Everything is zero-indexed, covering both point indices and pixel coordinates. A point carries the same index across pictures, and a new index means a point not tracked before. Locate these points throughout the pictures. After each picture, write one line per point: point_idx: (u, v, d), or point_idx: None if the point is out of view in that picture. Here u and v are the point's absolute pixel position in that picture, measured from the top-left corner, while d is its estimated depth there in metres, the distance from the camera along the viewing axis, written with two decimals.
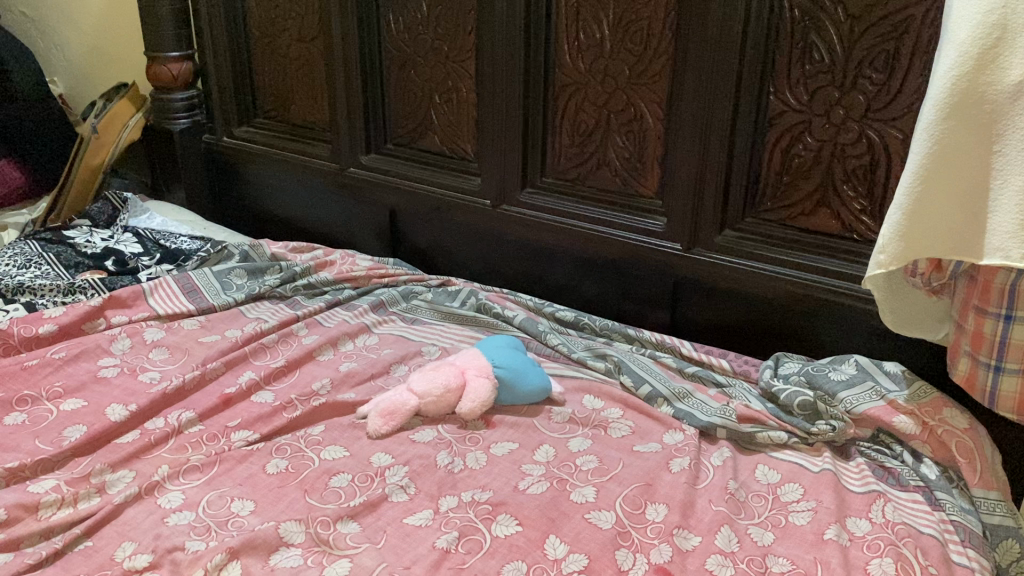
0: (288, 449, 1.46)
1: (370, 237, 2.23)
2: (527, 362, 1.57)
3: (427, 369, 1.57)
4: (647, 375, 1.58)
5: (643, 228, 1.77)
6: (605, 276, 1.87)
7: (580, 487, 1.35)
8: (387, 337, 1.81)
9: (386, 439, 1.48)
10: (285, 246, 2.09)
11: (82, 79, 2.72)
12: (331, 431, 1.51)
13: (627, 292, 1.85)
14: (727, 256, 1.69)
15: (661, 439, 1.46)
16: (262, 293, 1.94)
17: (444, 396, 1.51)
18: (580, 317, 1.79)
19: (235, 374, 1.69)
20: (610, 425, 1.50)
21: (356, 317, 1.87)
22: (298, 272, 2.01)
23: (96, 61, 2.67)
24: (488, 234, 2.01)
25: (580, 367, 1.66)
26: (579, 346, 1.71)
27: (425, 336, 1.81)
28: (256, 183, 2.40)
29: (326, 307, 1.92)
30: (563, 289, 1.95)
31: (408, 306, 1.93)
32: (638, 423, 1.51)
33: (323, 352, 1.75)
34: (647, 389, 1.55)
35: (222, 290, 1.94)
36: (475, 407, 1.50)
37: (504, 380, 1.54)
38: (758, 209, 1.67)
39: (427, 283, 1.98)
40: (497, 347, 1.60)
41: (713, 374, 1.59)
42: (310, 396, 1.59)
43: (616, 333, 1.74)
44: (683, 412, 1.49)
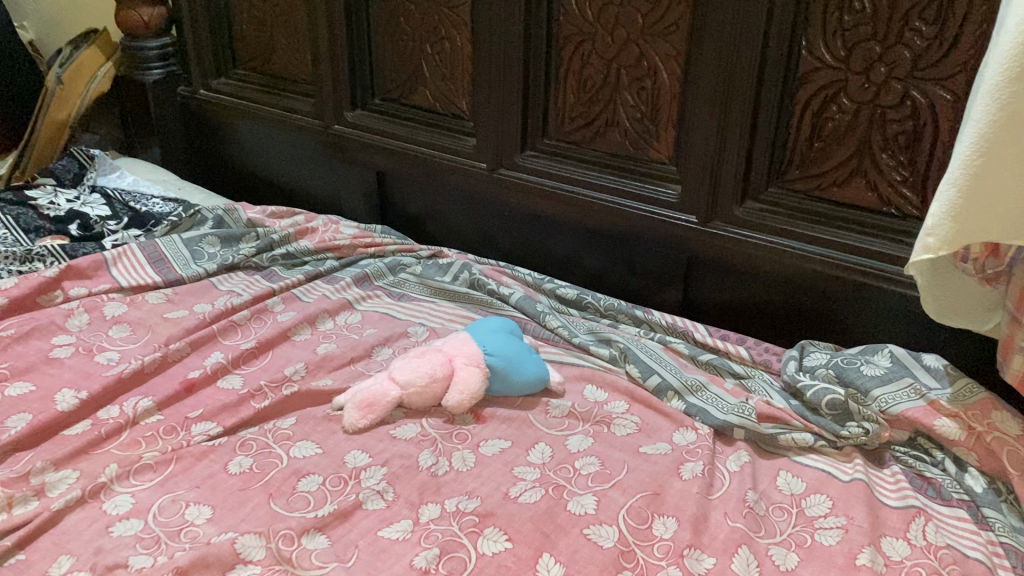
0: (254, 446, 1.31)
1: (357, 200, 2.06)
2: (523, 350, 1.42)
3: (411, 355, 1.41)
4: (656, 365, 1.41)
5: (654, 198, 1.59)
6: (611, 249, 1.70)
7: (579, 497, 1.19)
8: (370, 315, 1.65)
9: (364, 434, 1.33)
10: (263, 211, 1.92)
11: (53, 23, 2.52)
12: (303, 423, 1.35)
13: (636, 268, 1.68)
14: (748, 231, 1.52)
15: (671, 439, 1.30)
16: (237, 263, 1.78)
17: (429, 387, 1.36)
18: (583, 296, 1.63)
19: (202, 355, 1.53)
20: (614, 422, 1.34)
21: (337, 292, 1.71)
22: (276, 240, 1.84)
23: (69, 7, 2.48)
24: (484, 200, 1.84)
25: (582, 353, 1.49)
26: (581, 329, 1.55)
27: (412, 314, 1.65)
28: (235, 139, 2.22)
29: (306, 280, 1.76)
30: (565, 263, 1.78)
31: (395, 280, 1.76)
32: (645, 419, 1.35)
33: (300, 332, 1.60)
34: (656, 380, 1.39)
35: (192, 259, 1.77)
36: (462, 399, 1.35)
37: (496, 369, 1.38)
38: (783, 179, 1.49)
39: (416, 254, 1.82)
40: (487, 333, 1.43)
41: (730, 363, 1.43)
42: (282, 383, 1.44)
43: (624, 314, 1.58)
44: (696, 408, 1.34)
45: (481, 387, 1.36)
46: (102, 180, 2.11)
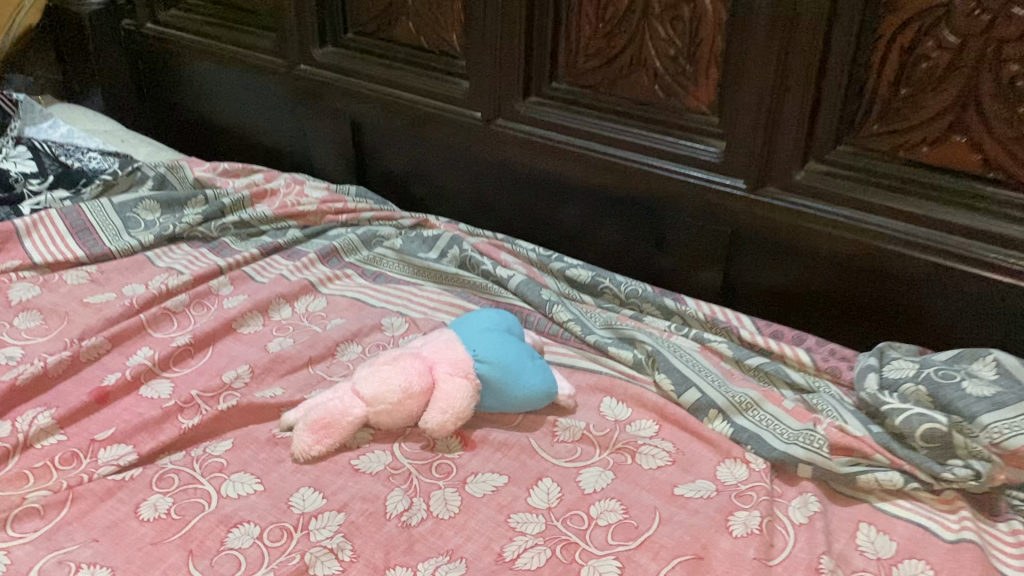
0: (175, 481, 1.02)
1: (330, 155, 1.74)
2: (523, 354, 1.11)
3: (380, 360, 1.10)
4: (693, 374, 1.10)
5: (691, 158, 1.27)
6: (633, 220, 1.39)
7: (597, 564, 0.89)
8: (337, 300, 1.34)
9: (318, 466, 1.04)
10: (213, 169, 1.61)
11: None
12: (242, 450, 1.06)
13: (664, 245, 1.37)
14: (809, 201, 1.20)
15: (714, 476, 1.00)
16: (178, 234, 1.47)
17: (402, 403, 1.06)
18: (599, 279, 1.33)
19: (125, 353, 1.23)
20: (641, 450, 1.04)
21: (296, 271, 1.40)
22: (227, 206, 1.52)
23: None
24: (478, 158, 1.52)
25: (599, 355, 1.19)
26: (597, 322, 1.25)
27: (389, 300, 1.34)
28: (191, 82, 1.89)
29: (261, 256, 1.45)
30: (576, 236, 1.47)
31: (370, 256, 1.45)
32: (681, 446, 1.05)
33: (249, 323, 1.29)
34: (694, 395, 1.08)
35: (124, 229, 1.46)
36: (443, 422, 1.05)
37: (488, 381, 1.08)
38: (856, 134, 1.16)
39: (397, 223, 1.50)
40: (475, 334, 1.12)
41: (786, 369, 1.14)
42: (219, 393, 1.15)
43: (649, 303, 1.28)
44: (747, 433, 1.04)
45: (468, 404, 1.07)
46: (30, 130, 1.78)
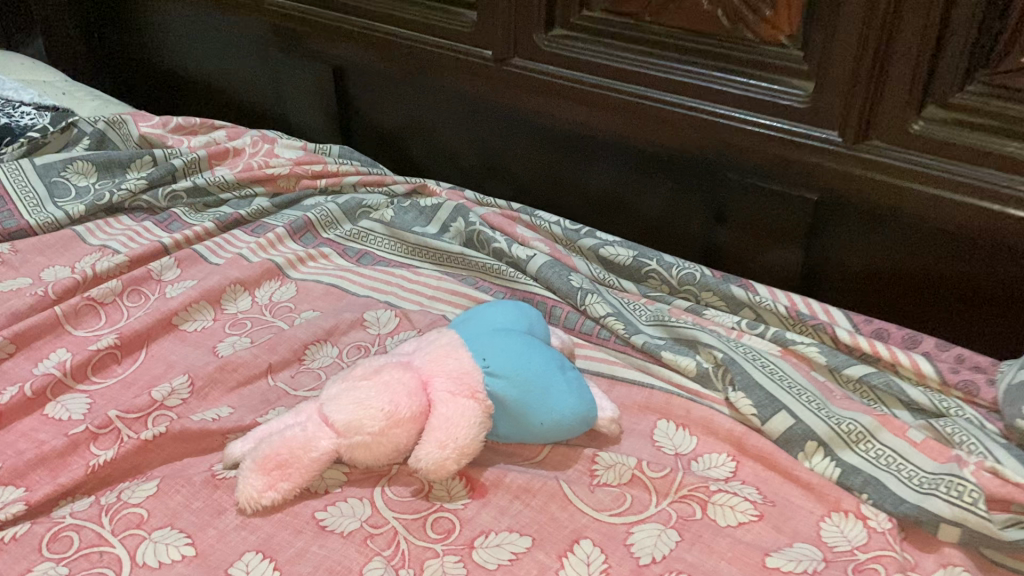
0: (73, 542, 0.73)
1: (310, 109, 1.44)
2: (550, 365, 0.82)
3: (355, 371, 0.81)
4: (781, 391, 0.82)
5: (768, 102, 0.96)
6: (687, 186, 1.09)
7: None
8: (310, 288, 1.06)
9: (272, 520, 0.76)
10: (163, 123, 1.31)
11: None
12: (172, 495, 0.78)
13: (726, 217, 1.07)
14: (929, 157, 0.89)
15: (816, 538, 0.73)
16: (115, 203, 1.18)
17: (385, 433, 0.77)
18: (643, 259, 1.04)
19: (31, 357, 0.94)
20: (713, 500, 0.76)
21: (259, 250, 1.11)
22: (179, 168, 1.23)
23: None
24: (491, 109, 1.22)
25: (648, 363, 0.90)
26: (645, 317, 0.96)
27: (377, 287, 1.06)
28: (148, 23, 1.59)
29: (218, 230, 1.16)
30: (612, 205, 1.18)
31: (352, 231, 1.16)
32: (768, 495, 0.77)
33: (196, 318, 1.01)
34: (785, 422, 0.80)
35: (48, 198, 1.17)
36: (441, 461, 0.77)
37: (501, 403, 0.80)
38: (998, 66, 0.83)
39: (388, 190, 1.21)
40: (486, 338, 0.83)
41: (902, 383, 0.85)
42: (148, 414, 0.87)
43: (711, 292, 0.99)
44: (860, 477, 0.75)
45: (475, 435, 0.78)
46: None
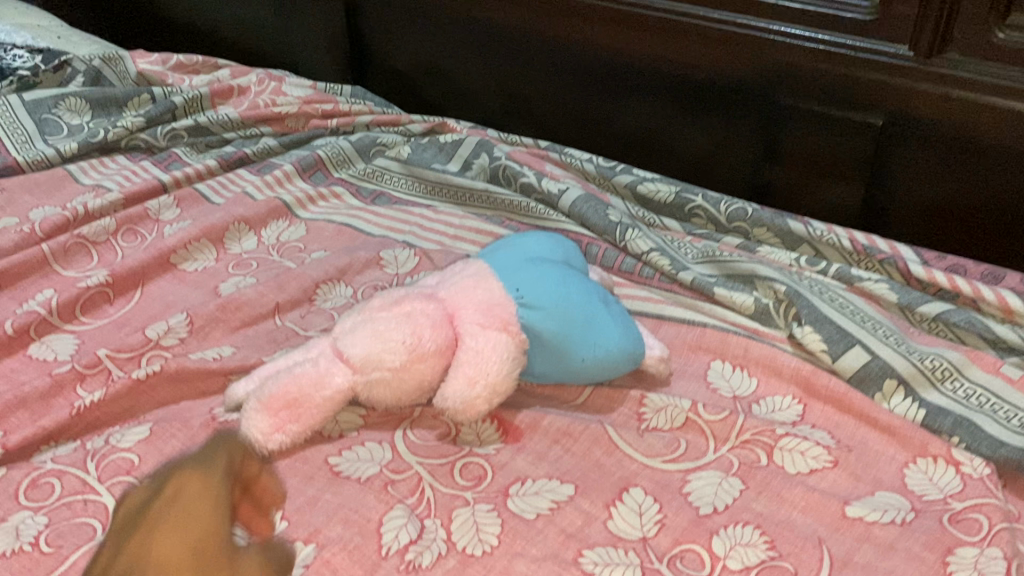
0: (54, 490, 0.65)
1: (319, 54, 1.35)
2: (591, 297, 0.73)
3: (372, 303, 0.71)
4: (854, 326, 0.73)
5: (829, 17, 0.87)
6: (732, 120, 1.00)
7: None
8: (321, 228, 0.97)
9: (279, 465, 0.67)
10: (164, 61, 1.23)
11: None
12: (166, 439, 0.70)
13: (779, 153, 0.97)
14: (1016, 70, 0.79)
15: (901, 486, 0.63)
16: (111, 141, 1.09)
17: (407, 368, 0.68)
18: (686, 195, 0.95)
19: (15, 296, 0.86)
20: (780, 445, 0.67)
21: (265, 188, 1.02)
22: (179, 106, 1.14)
23: None
24: (517, 43, 1.13)
25: (698, 301, 0.81)
26: (692, 255, 0.87)
27: (394, 226, 0.97)
28: None
29: (221, 169, 1.07)
30: (649, 146, 1.08)
31: (367, 170, 1.07)
32: (842, 440, 0.67)
33: (197, 257, 0.92)
34: (859, 360, 0.70)
35: (38, 135, 1.08)
36: (469, 399, 0.68)
37: (538, 338, 0.70)
38: None
39: (405, 128, 1.12)
40: (519, 267, 0.74)
41: (988, 320, 0.76)
42: (141, 355, 0.78)
43: (763, 227, 0.90)
44: (948, 420, 0.66)
45: (509, 373, 0.69)
46: None
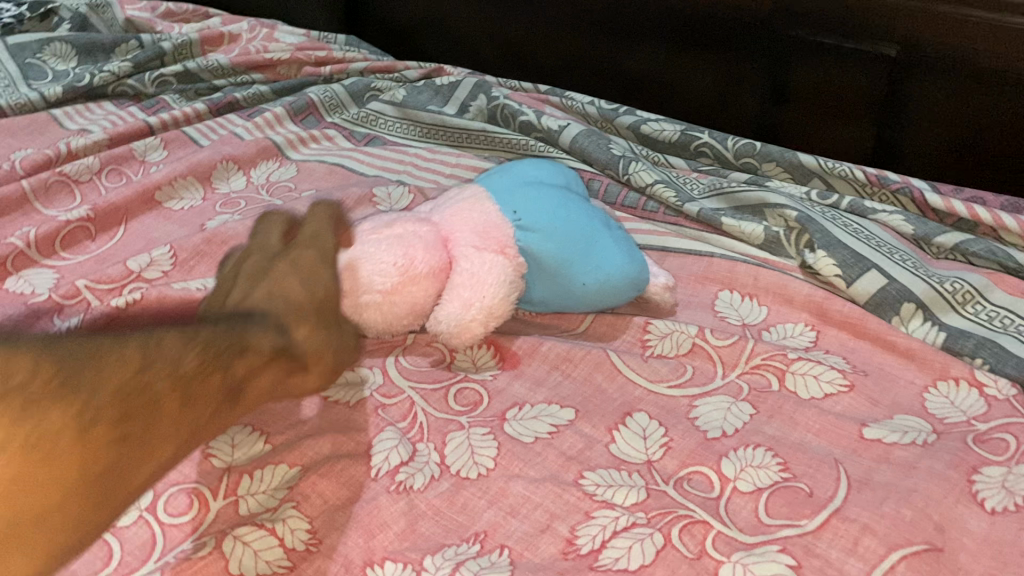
0: None
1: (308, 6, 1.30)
2: (592, 220, 0.70)
3: (360, 227, 0.68)
4: (869, 250, 0.69)
5: None
6: (741, 58, 0.96)
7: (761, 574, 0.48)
8: (312, 168, 0.93)
9: None
10: (153, 9, 1.19)
11: None
12: None
13: (789, 90, 0.94)
14: None
15: (921, 409, 0.60)
16: (97, 85, 1.06)
17: (398, 291, 0.64)
18: (692, 133, 0.91)
19: None
20: (792, 369, 0.63)
21: (255, 130, 0.99)
22: (168, 51, 1.11)
23: None
24: None
25: (705, 233, 0.78)
26: (699, 189, 0.83)
27: (387, 166, 0.93)
28: None
29: (210, 113, 1.04)
30: (653, 90, 1.04)
31: (360, 114, 1.04)
32: (858, 364, 0.64)
33: (184, 195, 0.89)
34: (875, 283, 0.67)
35: (22, 79, 1.05)
36: (467, 322, 0.65)
37: (535, 262, 0.67)
38: None
39: (400, 74, 1.09)
40: (517, 190, 0.71)
41: (1010, 250, 0.72)
42: (122, 286, 0.75)
43: (773, 163, 0.86)
44: (971, 342, 0.63)
45: (506, 298, 0.66)
46: None
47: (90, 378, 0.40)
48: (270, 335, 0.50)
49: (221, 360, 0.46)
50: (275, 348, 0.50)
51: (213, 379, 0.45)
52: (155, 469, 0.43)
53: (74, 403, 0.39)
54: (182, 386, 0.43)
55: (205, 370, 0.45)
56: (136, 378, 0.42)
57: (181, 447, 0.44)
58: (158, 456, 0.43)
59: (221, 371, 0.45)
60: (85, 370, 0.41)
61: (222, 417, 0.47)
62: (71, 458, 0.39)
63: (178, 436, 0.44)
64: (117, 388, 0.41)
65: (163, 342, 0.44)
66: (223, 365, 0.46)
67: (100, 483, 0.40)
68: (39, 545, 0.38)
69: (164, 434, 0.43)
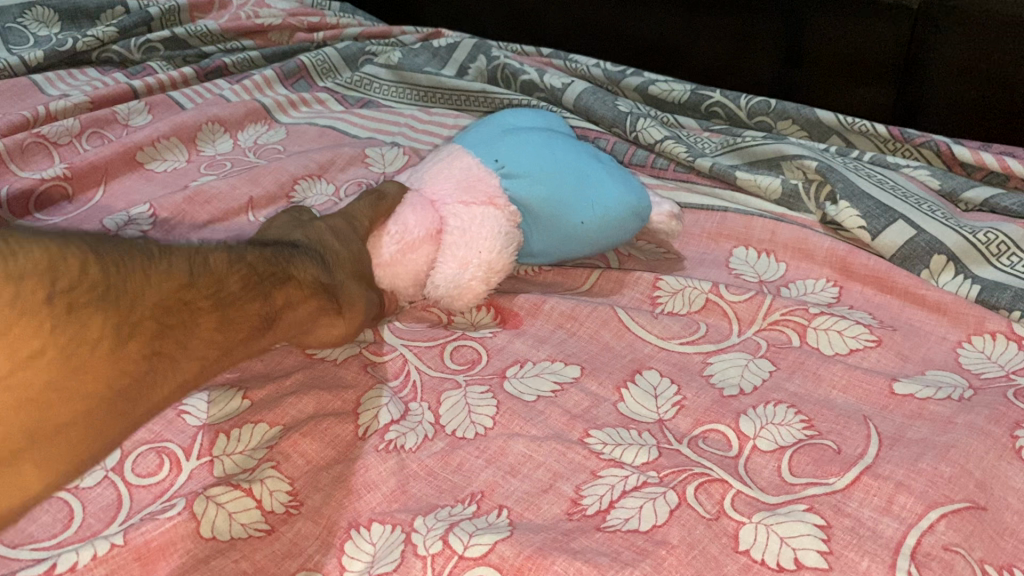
0: None
1: None
2: (580, 156, 0.66)
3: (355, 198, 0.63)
4: (896, 202, 0.64)
5: None
6: (755, 13, 0.90)
7: (786, 535, 0.43)
8: (302, 130, 0.89)
9: None
10: None
11: None
12: None
13: (805, 46, 0.89)
14: None
15: (954, 364, 0.55)
16: (79, 50, 1.01)
17: (398, 261, 0.60)
18: (703, 92, 0.87)
19: None
20: (814, 325, 0.59)
21: (244, 92, 0.94)
22: (155, 16, 1.06)
23: None
24: None
25: (718, 189, 0.73)
26: (711, 147, 0.79)
27: (381, 128, 0.89)
28: None
29: (197, 79, 1.00)
30: (658, 52, 0.99)
31: (354, 78, 0.99)
32: (885, 319, 0.59)
33: (167, 157, 0.84)
34: (904, 236, 0.62)
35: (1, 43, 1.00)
36: (466, 282, 0.60)
37: (532, 207, 0.63)
38: None
39: (395, 39, 1.05)
40: (498, 142, 0.67)
41: None
42: None
43: (788, 120, 0.82)
44: (1010, 295, 0.58)
45: (507, 255, 0.61)
46: None
47: (134, 285, 0.40)
48: (310, 270, 0.51)
49: (264, 288, 0.47)
50: (315, 285, 0.50)
51: (252, 305, 0.46)
52: (179, 386, 0.42)
53: (124, 303, 0.39)
54: (221, 306, 0.44)
55: (243, 294, 0.46)
56: (177, 294, 0.42)
57: (209, 369, 0.44)
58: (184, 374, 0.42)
59: (260, 299, 0.47)
60: (134, 273, 0.40)
61: (254, 348, 0.47)
62: (112, 358, 0.38)
63: (210, 354, 0.43)
64: (159, 299, 0.41)
65: (206, 263, 0.44)
66: (263, 294, 0.47)
67: (131, 390, 0.39)
68: (59, 453, 0.36)
69: (192, 352, 0.42)
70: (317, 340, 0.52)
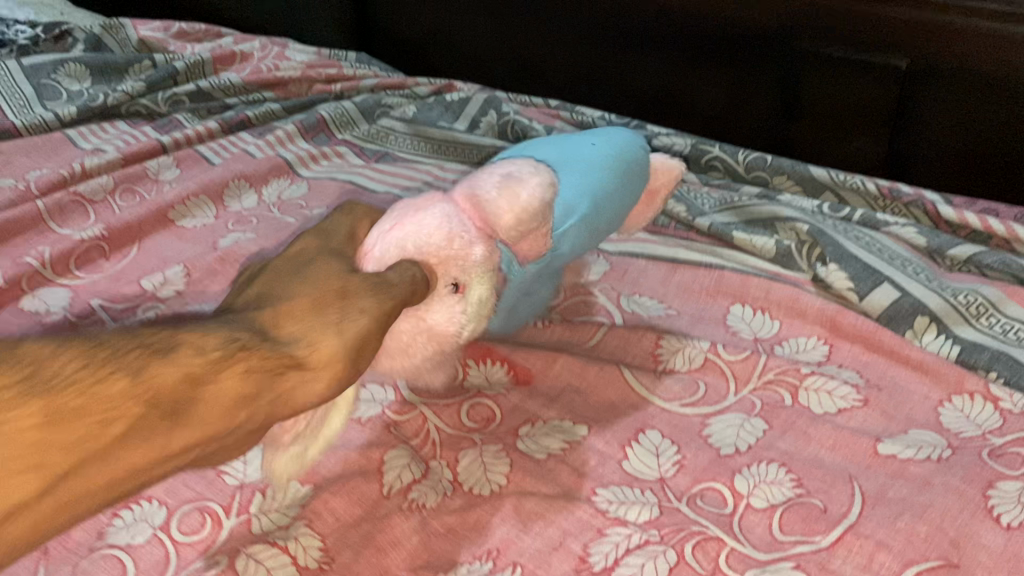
0: None
1: None
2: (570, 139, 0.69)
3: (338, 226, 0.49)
4: (882, 265, 0.70)
5: None
6: (752, 68, 0.95)
7: None
8: (323, 185, 0.94)
9: None
10: (166, 29, 1.21)
11: None
12: None
13: (798, 102, 0.94)
14: None
15: (934, 423, 0.59)
16: (110, 105, 1.07)
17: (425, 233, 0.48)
18: (703, 147, 0.92)
19: (6, 251, 0.83)
20: (806, 385, 0.63)
21: (268, 147, 1.00)
22: (180, 70, 1.12)
23: None
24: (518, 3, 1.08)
25: (717, 247, 0.77)
26: (709, 203, 0.84)
27: (398, 183, 0.94)
28: None
29: (222, 132, 1.05)
30: (661, 102, 1.04)
31: (371, 131, 1.04)
32: (871, 376, 0.64)
33: (197, 213, 0.89)
34: (889, 296, 0.67)
35: (36, 99, 1.06)
36: (518, 189, 0.52)
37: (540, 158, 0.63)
38: None
39: (409, 91, 1.10)
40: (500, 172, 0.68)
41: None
42: (137, 305, 0.75)
43: (784, 176, 0.86)
44: (988, 356, 0.62)
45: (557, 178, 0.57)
46: None
47: None
48: (215, 334, 0.34)
49: (106, 368, 0.30)
50: (227, 344, 0.33)
51: (111, 384, 0.29)
52: (66, 496, 0.29)
53: None
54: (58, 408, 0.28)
55: (56, 393, 0.28)
56: None
57: (63, 486, 0.28)
58: (51, 473, 0.28)
59: (120, 379, 0.30)
60: None
61: (126, 457, 0.30)
62: None
63: (34, 478, 0.27)
64: None
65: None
66: (128, 371, 0.30)
67: None
68: None
69: (7, 468, 0.27)
70: (280, 409, 0.35)
